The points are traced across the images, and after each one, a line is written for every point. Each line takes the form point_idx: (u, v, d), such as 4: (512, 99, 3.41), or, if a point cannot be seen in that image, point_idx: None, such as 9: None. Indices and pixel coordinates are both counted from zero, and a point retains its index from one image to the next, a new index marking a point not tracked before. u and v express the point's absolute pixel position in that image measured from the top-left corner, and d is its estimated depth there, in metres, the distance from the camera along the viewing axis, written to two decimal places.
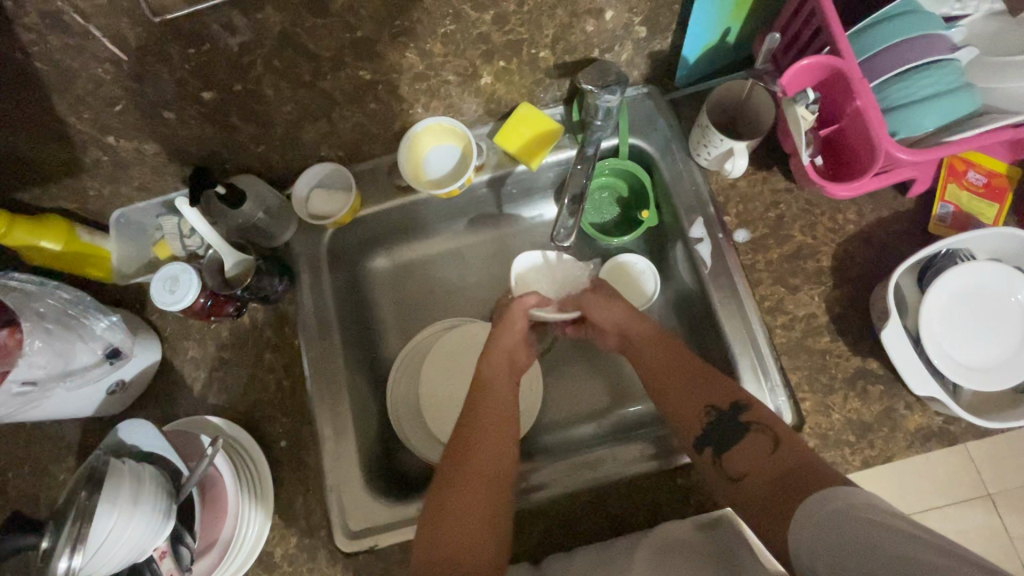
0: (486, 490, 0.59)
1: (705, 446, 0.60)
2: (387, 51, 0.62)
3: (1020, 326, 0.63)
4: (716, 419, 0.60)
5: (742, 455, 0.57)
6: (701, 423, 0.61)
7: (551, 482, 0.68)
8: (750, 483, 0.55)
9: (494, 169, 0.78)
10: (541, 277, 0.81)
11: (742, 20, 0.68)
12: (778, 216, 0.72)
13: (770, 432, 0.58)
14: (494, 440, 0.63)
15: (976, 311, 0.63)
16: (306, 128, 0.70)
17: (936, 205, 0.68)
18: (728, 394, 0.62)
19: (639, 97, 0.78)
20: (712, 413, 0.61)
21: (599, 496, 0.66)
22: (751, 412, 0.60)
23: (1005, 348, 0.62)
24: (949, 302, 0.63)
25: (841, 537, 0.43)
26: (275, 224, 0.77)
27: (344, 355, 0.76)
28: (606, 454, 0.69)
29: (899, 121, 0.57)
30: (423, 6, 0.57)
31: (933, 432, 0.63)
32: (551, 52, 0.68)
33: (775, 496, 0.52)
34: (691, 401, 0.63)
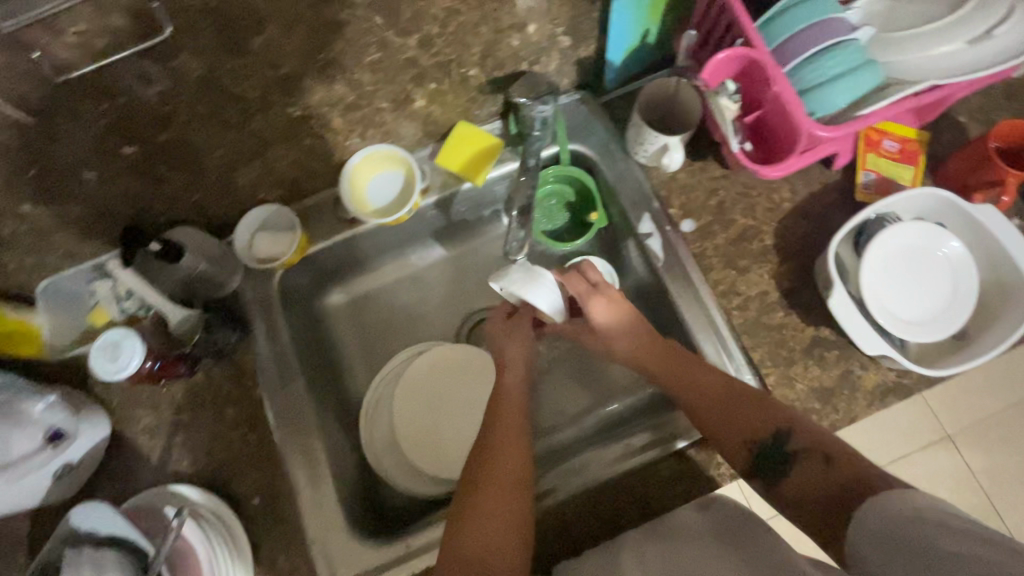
0: (506, 496, 0.60)
1: (754, 479, 0.59)
2: (315, 84, 0.60)
3: (950, 278, 0.67)
4: (760, 451, 0.59)
5: (798, 482, 0.56)
6: (746, 456, 0.60)
7: (561, 483, 0.67)
8: (809, 503, 0.55)
9: (440, 190, 0.77)
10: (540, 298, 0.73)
11: (658, 21, 0.71)
12: (719, 203, 0.74)
13: (820, 451, 0.56)
14: (511, 452, 0.63)
15: (910, 270, 0.67)
16: (239, 173, 0.68)
17: (859, 174, 0.72)
18: (767, 421, 0.60)
19: (572, 105, 0.78)
20: (753, 446, 0.60)
21: (596, 497, 0.67)
22: (800, 437, 0.58)
23: (940, 301, 0.66)
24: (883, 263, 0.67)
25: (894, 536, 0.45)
26: (218, 273, 0.73)
27: (311, 399, 0.73)
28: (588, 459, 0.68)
29: (817, 101, 0.60)
30: (345, 36, 0.57)
31: (889, 387, 0.67)
32: (481, 69, 0.69)
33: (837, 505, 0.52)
34: (734, 434, 0.61)
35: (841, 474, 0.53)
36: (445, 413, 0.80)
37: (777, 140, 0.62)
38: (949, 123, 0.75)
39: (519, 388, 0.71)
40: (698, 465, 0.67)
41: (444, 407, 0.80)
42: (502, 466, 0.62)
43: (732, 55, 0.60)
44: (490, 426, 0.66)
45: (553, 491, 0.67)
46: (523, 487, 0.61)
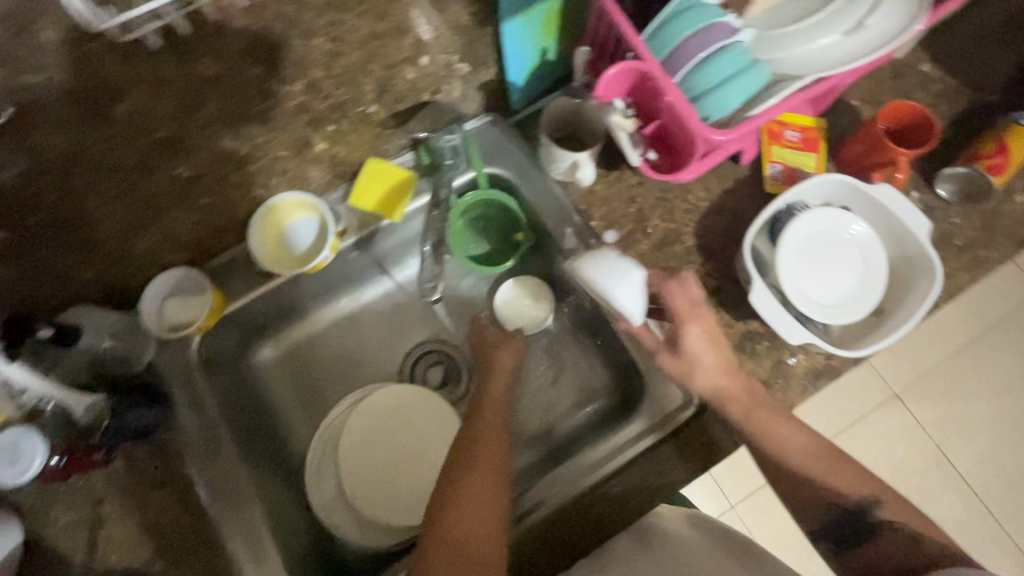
0: (491, 477, 0.61)
1: (824, 540, 0.64)
2: (189, 138, 0.66)
3: (858, 258, 0.70)
4: (838, 518, 0.63)
5: (872, 554, 0.61)
6: (824, 520, 0.63)
7: (538, 504, 0.66)
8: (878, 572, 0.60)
9: (359, 232, 0.74)
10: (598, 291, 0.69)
11: (554, 37, 0.71)
12: (639, 210, 0.75)
13: (905, 526, 0.61)
14: (493, 438, 0.64)
15: (823, 254, 0.69)
16: (137, 239, 0.66)
17: (767, 167, 0.74)
18: (855, 492, 0.62)
19: (483, 127, 0.75)
20: (833, 510, 0.63)
21: (566, 521, 0.66)
22: (888, 509, 0.61)
23: (852, 281, 0.69)
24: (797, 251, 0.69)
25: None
26: (127, 349, 0.67)
27: (246, 466, 0.69)
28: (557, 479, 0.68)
29: (710, 106, 0.61)
30: (210, 89, 0.66)
31: (820, 370, 0.69)
32: (380, 106, 0.71)
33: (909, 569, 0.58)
34: (855, 488, 0.63)
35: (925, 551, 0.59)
36: (393, 459, 0.76)
37: (680, 146, 0.63)
38: (844, 107, 0.78)
39: (497, 402, 0.70)
40: (649, 476, 0.67)
41: (391, 455, 0.77)
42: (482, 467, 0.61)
43: (622, 69, 0.60)
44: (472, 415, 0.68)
45: (530, 514, 0.66)
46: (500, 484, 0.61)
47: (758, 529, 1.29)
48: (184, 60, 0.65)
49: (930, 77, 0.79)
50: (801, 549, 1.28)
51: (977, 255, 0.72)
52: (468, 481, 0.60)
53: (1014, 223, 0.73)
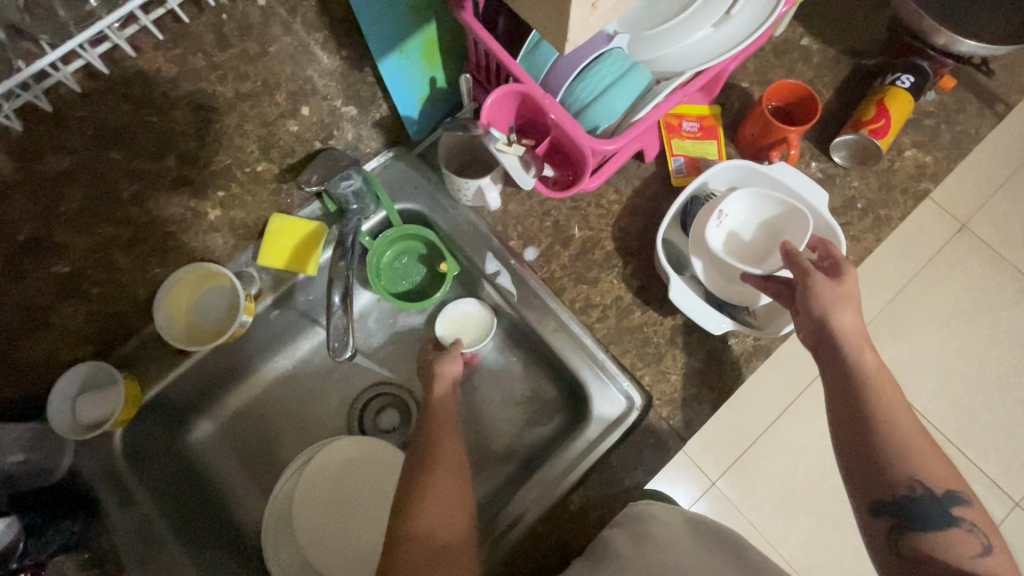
0: (453, 475, 0.62)
1: (886, 514, 0.55)
2: (59, 233, 0.60)
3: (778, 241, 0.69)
4: (921, 497, 0.54)
5: (935, 547, 0.54)
6: (904, 492, 0.55)
7: (516, 521, 0.68)
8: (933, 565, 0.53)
9: (274, 288, 0.73)
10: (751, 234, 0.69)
11: (440, 66, 0.71)
12: (555, 223, 0.75)
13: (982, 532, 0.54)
14: (449, 437, 0.66)
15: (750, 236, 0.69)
16: (25, 345, 0.62)
17: (670, 161, 0.76)
18: (944, 482, 0.55)
19: (386, 165, 0.75)
20: (917, 487, 0.54)
21: (544, 541, 0.65)
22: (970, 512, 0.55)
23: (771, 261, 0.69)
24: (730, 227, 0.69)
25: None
26: (42, 460, 0.63)
27: (189, 556, 0.66)
28: (534, 492, 0.69)
29: (596, 115, 0.62)
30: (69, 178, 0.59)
31: (752, 352, 0.70)
32: (270, 162, 0.68)
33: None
34: (939, 478, 0.55)
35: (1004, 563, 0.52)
36: (352, 510, 0.75)
37: (575, 159, 0.63)
38: (735, 91, 0.80)
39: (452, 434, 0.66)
40: (607, 487, 0.67)
41: (350, 505, 0.75)
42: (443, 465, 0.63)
43: (502, 94, 0.60)
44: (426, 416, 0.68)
45: (510, 530, 0.67)
46: (459, 479, 0.62)
47: (741, 500, 1.30)
48: (29, 169, 0.57)
49: (811, 50, 0.82)
50: (786, 512, 1.30)
51: (880, 214, 0.74)
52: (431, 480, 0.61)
53: (909, 178, 0.76)
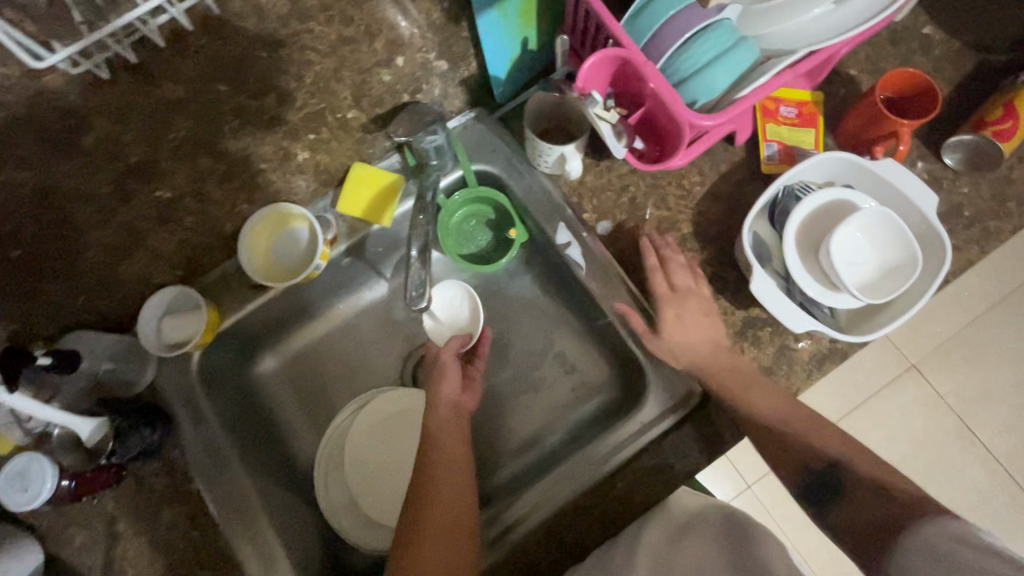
0: (449, 488, 0.61)
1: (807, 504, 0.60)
2: (166, 163, 0.64)
3: (890, 243, 0.63)
4: (805, 478, 0.61)
5: (848, 513, 0.57)
6: (797, 478, 0.62)
7: (518, 523, 0.66)
8: (856, 524, 0.56)
9: (349, 238, 0.74)
10: (861, 238, 0.63)
11: (534, 27, 0.69)
12: (632, 199, 0.73)
13: (876, 486, 0.57)
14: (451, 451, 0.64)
15: (862, 234, 0.63)
16: (122, 264, 0.66)
17: (762, 147, 0.72)
18: (817, 453, 0.62)
19: (467, 125, 0.75)
20: (814, 472, 0.61)
21: (554, 535, 0.65)
22: (865, 468, 0.59)
23: (874, 264, 0.63)
24: (821, 234, 0.65)
25: (941, 553, 0.45)
26: (128, 371, 0.68)
27: (251, 478, 0.70)
28: (539, 496, 0.67)
29: (695, 90, 0.59)
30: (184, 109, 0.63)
31: (825, 354, 0.67)
32: (360, 110, 0.69)
33: (887, 524, 0.52)
34: (775, 400, 0.63)
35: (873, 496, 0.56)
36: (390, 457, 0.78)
37: (666, 134, 0.61)
38: (842, 78, 0.75)
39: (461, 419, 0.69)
40: (655, 470, 0.66)
41: (388, 456, 0.78)
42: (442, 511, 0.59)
43: (601, 58, 0.57)
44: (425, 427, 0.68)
45: (511, 532, 0.66)
46: (462, 522, 0.59)
47: (776, 508, 1.27)
48: (149, 86, 0.62)
49: (932, 40, 0.75)
50: None
51: (988, 226, 0.69)
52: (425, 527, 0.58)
53: None
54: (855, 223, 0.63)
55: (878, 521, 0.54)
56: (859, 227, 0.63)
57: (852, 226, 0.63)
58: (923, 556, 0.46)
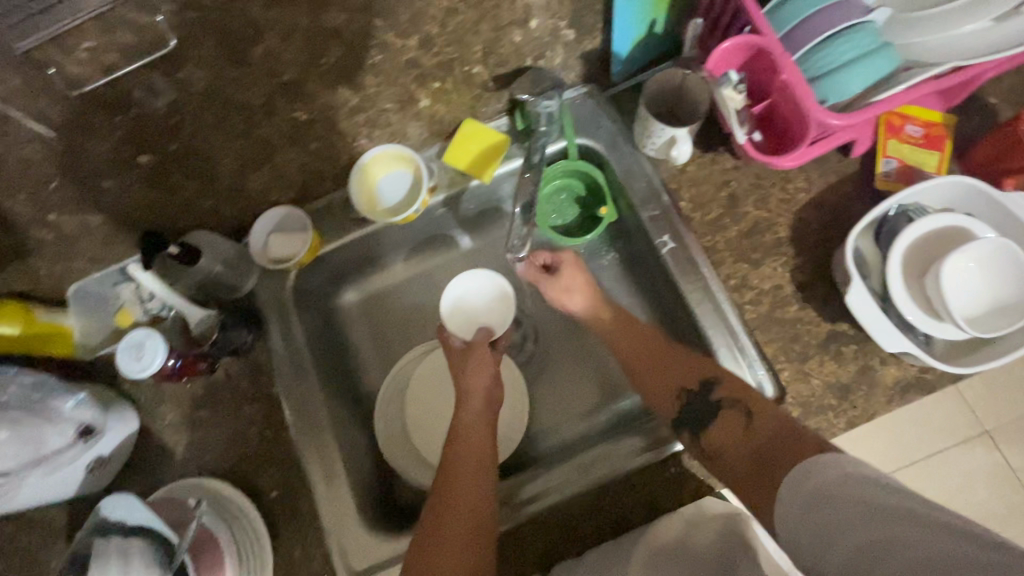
0: (466, 509, 0.60)
1: (682, 429, 0.63)
2: (319, 90, 0.63)
3: (1006, 280, 0.60)
4: (688, 403, 0.63)
5: (719, 432, 0.60)
6: (676, 407, 0.64)
7: (536, 496, 0.68)
8: (728, 458, 0.58)
9: (447, 189, 0.78)
10: (979, 270, 0.60)
11: (665, 11, 0.69)
12: (731, 195, 0.72)
13: (742, 405, 0.60)
14: (472, 472, 0.64)
15: (979, 266, 0.60)
16: (253, 175, 0.68)
17: (880, 162, 0.69)
18: (687, 376, 0.65)
19: (579, 98, 0.77)
20: (683, 397, 0.64)
21: (573, 513, 0.66)
22: (723, 389, 0.62)
23: (987, 300, 0.60)
24: (931, 260, 0.62)
25: (823, 515, 0.44)
26: (234, 275, 0.74)
27: (323, 396, 0.74)
28: (566, 475, 0.68)
29: (825, 89, 0.58)
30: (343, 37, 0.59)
31: (911, 383, 0.64)
32: (484, 66, 0.69)
33: (751, 472, 0.54)
34: (665, 385, 0.66)
35: (761, 429, 0.57)
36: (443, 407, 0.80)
37: (787, 129, 0.60)
38: (979, 106, 0.71)
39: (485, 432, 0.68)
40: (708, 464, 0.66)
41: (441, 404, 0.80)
42: (462, 512, 0.60)
43: (737, 43, 0.58)
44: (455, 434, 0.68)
45: (529, 504, 0.67)
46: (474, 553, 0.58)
47: None
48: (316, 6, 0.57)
49: None
50: None
51: None
52: (446, 525, 0.59)
53: None
54: (972, 254, 0.60)
55: (746, 463, 0.56)
56: (976, 258, 0.60)
57: (970, 255, 0.60)
58: (807, 517, 0.45)
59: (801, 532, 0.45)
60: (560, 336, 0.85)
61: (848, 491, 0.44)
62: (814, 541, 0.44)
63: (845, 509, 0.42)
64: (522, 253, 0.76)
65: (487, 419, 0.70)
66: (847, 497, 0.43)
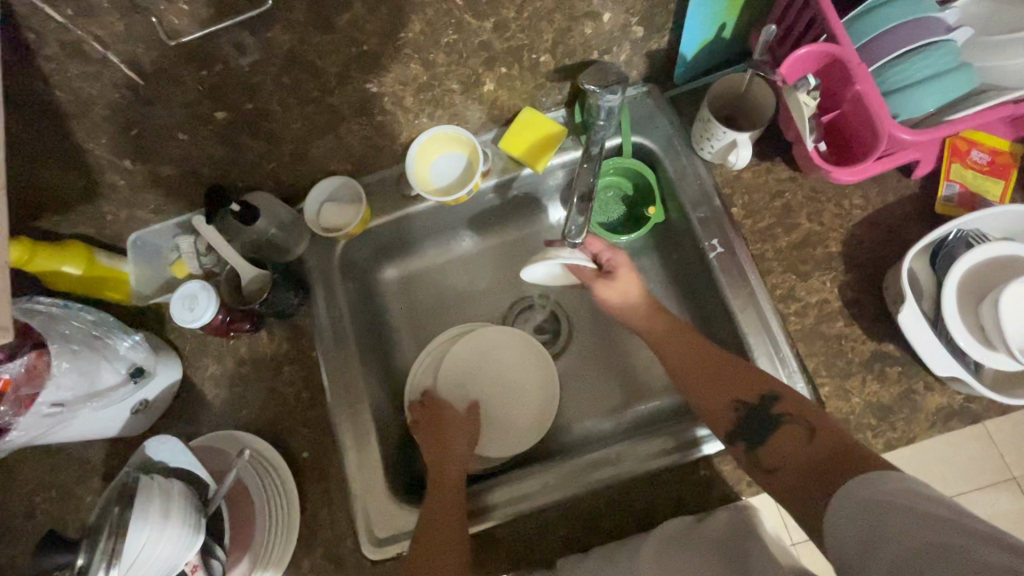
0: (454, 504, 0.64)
1: (738, 441, 0.61)
2: (393, 63, 0.62)
3: None
4: (745, 415, 0.62)
5: (776, 449, 0.59)
6: (731, 417, 0.63)
7: (511, 501, 0.68)
8: (784, 475, 0.56)
9: (500, 174, 0.79)
10: None
11: (736, 16, 0.69)
12: (785, 205, 0.72)
13: (807, 421, 0.59)
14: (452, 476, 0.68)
15: None
16: (316, 142, 0.70)
17: (941, 185, 0.68)
18: (754, 386, 0.63)
19: (639, 96, 0.78)
20: (740, 408, 0.62)
21: (548, 522, 0.66)
22: (786, 404, 0.61)
23: None
24: (989, 286, 0.61)
25: (873, 523, 0.43)
26: (287, 239, 0.76)
27: (360, 365, 0.76)
28: (542, 484, 0.69)
29: (899, 104, 0.58)
30: (427, 16, 0.58)
31: (955, 411, 0.63)
32: (551, 56, 0.69)
33: (806, 480, 0.54)
34: (720, 396, 0.64)
35: (823, 445, 0.55)
36: (499, 399, 0.80)
37: (854, 142, 0.60)
38: None
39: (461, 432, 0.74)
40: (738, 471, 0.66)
41: (496, 394, 0.80)
42: (451, 517, 0.62)
43: (813, 51, 0.57)
44: (439, 435, 0.73)
45: (503, 508, 0.68)
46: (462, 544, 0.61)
47: None
48: None
49: None
50: None
51: None
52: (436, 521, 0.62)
53: None
54: None
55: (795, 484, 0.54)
56: None
57: None
58: (854, 522, 0.45)
59: (845, 535, 0.45)
60: (590, 330, 0.85)
61: (899, 501, 0.43)
62: (855, 549, 0.44)
63: (895, 517, 0.42)
64: (579, 240, 0.74)
65: (464, 426, 0.75)
66: (895, 503, 0.43)
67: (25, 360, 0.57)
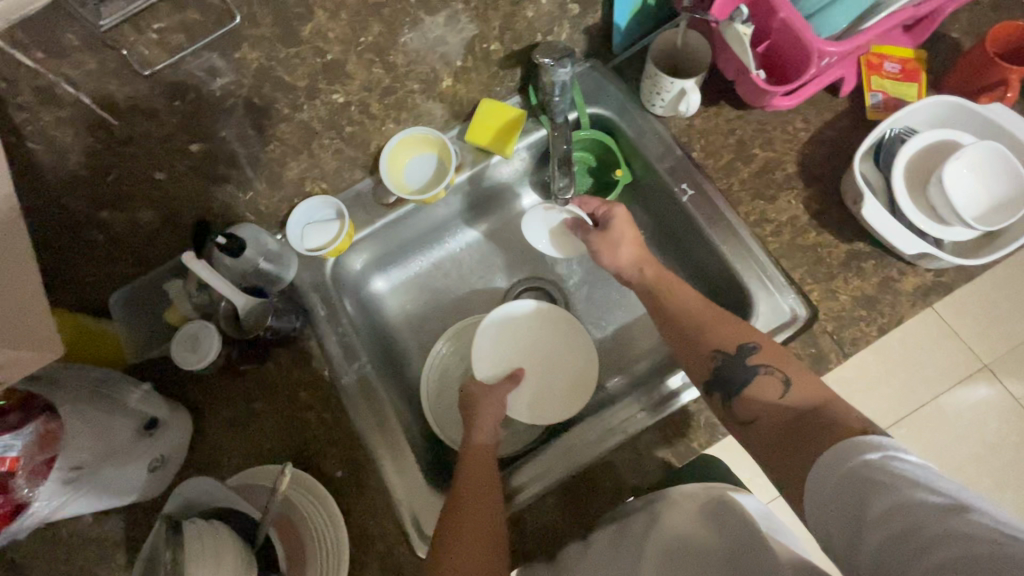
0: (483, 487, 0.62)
1: (714, 391, 0.61)
2: (357, 70, 0.64)
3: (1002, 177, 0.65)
4: (723, 363, 0.61)
5: (752, 391, 0.58)
6: (710, 366, 0.62)
7: (539, 477, 0.68)
8: (762, 425, 0.56)
9: (471, 167, 0.82)
10: (977, 171, 0.65)
11: None
12: (739, 140, 0.78)
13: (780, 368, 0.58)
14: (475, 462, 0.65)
15: (976, 169, 0.65)
16: (291, 163, 0.70)
17: (868, 96, 0.76)
18: (735, 338, 0.62)
19: (584, 72, 0.84)
20: (719, 356, 0.62)
21: (574, 492, 0.67)
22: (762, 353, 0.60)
23: (989, 196, 0.65)
24: (928, 170, 0.68)
25: (854, 502, 0.43)
26: (276, 267, 0.75)
27: (375, 374, 0.75)
28: (565, 454, 0.69)
29: (820, 25, 0.67)
30: (383, 17, 0.61)
31: (930, 287, 0.69)
32: (501, 43, 0.73)
33: (783, 434, 0.53)
34: (702, 347, 0.64)
35: (801, 398, 0.54)
36: (541, 369, 0.80)
37: (790, 65, 0.67)
38: (943, 41, 0.79)
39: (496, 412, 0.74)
40: None
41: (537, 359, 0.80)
42: (478, 508, 0.60)
43: None
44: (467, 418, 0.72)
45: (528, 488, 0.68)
46: (491, 534, 0.58)
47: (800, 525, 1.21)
48: None
49: None
50: None
51: None
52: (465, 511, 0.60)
53: None
54: (970, 154, 0.65)
55: (782, 420, 0.54)
56: (975, 159, 0.65)
57: (967, 156, 0.65)
58: (835, 503, 0.44)
59: (828, 524, 0.44)
60: (586, 299, 0.88)
61: (880, 479, 0.42)
62: (843, 517, 0.43)
63: (880, 497, 0.41)
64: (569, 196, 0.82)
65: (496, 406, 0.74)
66: (876, 486, 0.42)
67: (33, 428, 0.53)
